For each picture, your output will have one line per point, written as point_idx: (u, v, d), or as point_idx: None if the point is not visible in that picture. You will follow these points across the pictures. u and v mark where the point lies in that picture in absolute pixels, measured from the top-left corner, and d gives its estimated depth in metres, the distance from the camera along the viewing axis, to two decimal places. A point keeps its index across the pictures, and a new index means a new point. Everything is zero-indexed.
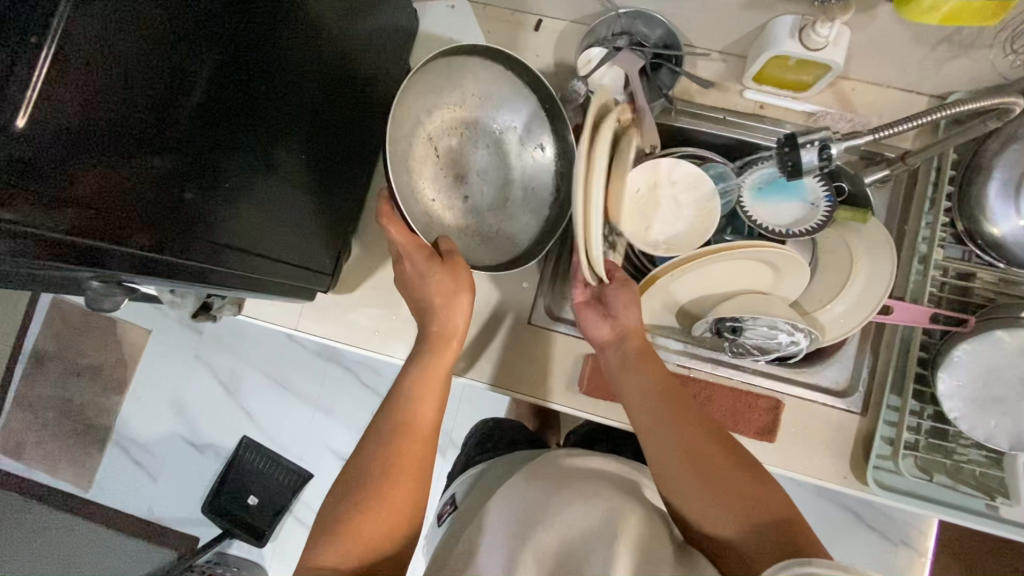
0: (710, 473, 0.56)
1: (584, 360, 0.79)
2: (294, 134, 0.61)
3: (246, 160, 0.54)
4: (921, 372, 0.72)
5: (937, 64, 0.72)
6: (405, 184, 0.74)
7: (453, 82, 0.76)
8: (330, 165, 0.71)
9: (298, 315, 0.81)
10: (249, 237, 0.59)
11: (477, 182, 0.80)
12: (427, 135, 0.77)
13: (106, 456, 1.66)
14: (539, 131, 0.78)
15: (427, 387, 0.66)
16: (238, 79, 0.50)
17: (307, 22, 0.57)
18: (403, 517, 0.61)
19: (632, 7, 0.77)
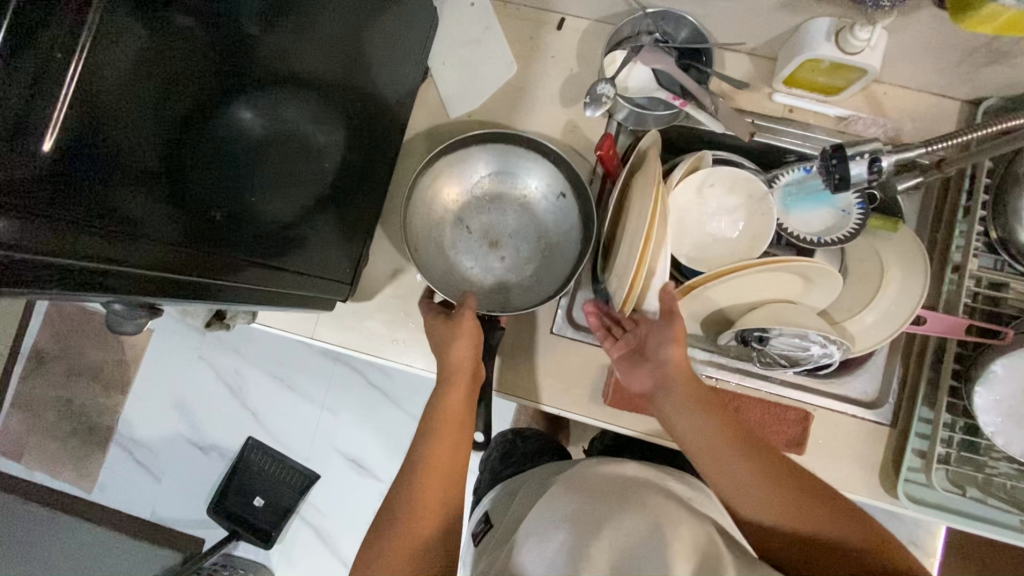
0: (785, 489, 0.56)
1: (609, 370, 0.77)
2: (310, 152, 0.61)
3: (261, 179, 0.54)
4: (955, 385, 0.71)
5: (975, 69, 0.70)
6: (438, 260, 0.79)
7: (460, 167, 0.79)
8: (349, 182, 0.71)
9: (313, 323, 0.79)
10: (265, 249, 0.58)
11: (512, 245, 0.81)
12: (456, 219, 0.80)
13: (110, 457, 1.64)
14: (551, 182, 0.79)
15: (452, 400, 0.67)
16: (252, 99, 0.49)
17: (320, 41, 0.57)
18: (431, 525, 0.61)
19: (661, 7, 0.74)
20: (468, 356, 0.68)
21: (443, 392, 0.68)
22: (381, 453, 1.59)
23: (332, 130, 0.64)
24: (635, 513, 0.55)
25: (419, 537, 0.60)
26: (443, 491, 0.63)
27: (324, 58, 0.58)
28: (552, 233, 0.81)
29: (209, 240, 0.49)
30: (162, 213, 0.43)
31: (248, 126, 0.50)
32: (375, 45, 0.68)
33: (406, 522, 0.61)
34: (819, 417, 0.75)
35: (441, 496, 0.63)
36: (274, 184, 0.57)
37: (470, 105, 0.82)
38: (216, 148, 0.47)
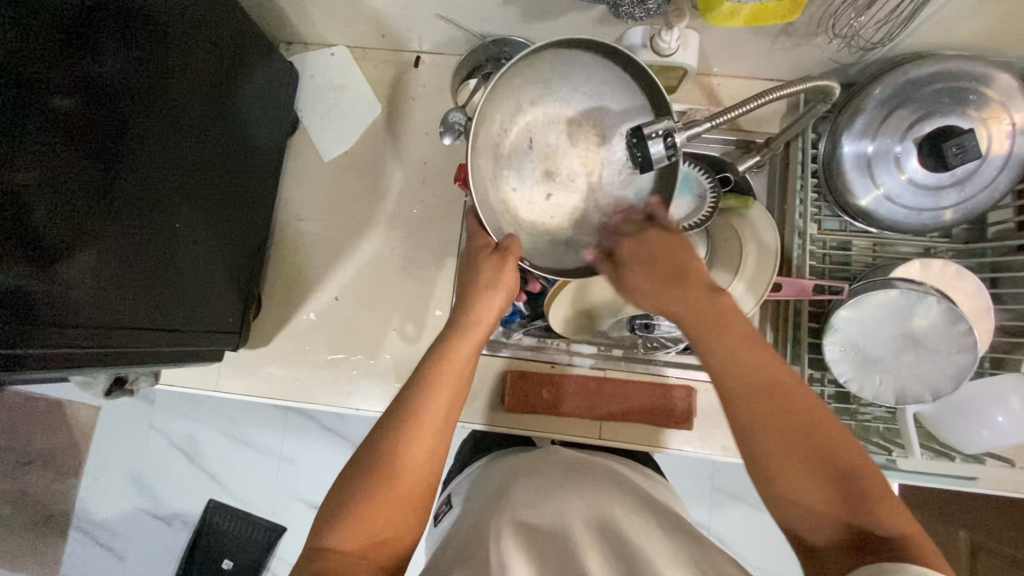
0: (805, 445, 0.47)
1: (505, 374, 0.81)
2: (173, 214, 0.64)
3: (115, 240, 0.56)
4: (814, 341, 0.76)
5: (784, 52, 0.76)
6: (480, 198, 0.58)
7: (568, 75, 0.59)
8: (223, 239, 0.74)
9: (215, 375, 0.81)
10: (135, 314, 0.60)
11: (569, 181, 0.59)
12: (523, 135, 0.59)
13: (71, 542, 1.61)
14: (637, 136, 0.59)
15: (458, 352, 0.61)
16: (89, 170, 0.53)
17: (169, 113, 0.61)
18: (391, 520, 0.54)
19: (498, 36, 0.80)
20: (493, 311, 0.63)
21: (448, 347, 0.61)
22: None
23: (193, 188, 0.67)
24: (578, 506, 0.64)
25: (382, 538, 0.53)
26: (432, 454, 0.57)
27: (175, 125, 0.62)
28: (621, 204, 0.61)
29: (55, 302, 0.50)
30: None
31: (88, 192, 0.53)
32: (235, 108, 0.73)
33: (389, 484, 0.54)
34: (702, 390, 0.80)
35: (436, 455, 0.57)
36: (134, 244, 0.59)
37: (342, 147, 0.86)
38: (49, 217, 0.49)
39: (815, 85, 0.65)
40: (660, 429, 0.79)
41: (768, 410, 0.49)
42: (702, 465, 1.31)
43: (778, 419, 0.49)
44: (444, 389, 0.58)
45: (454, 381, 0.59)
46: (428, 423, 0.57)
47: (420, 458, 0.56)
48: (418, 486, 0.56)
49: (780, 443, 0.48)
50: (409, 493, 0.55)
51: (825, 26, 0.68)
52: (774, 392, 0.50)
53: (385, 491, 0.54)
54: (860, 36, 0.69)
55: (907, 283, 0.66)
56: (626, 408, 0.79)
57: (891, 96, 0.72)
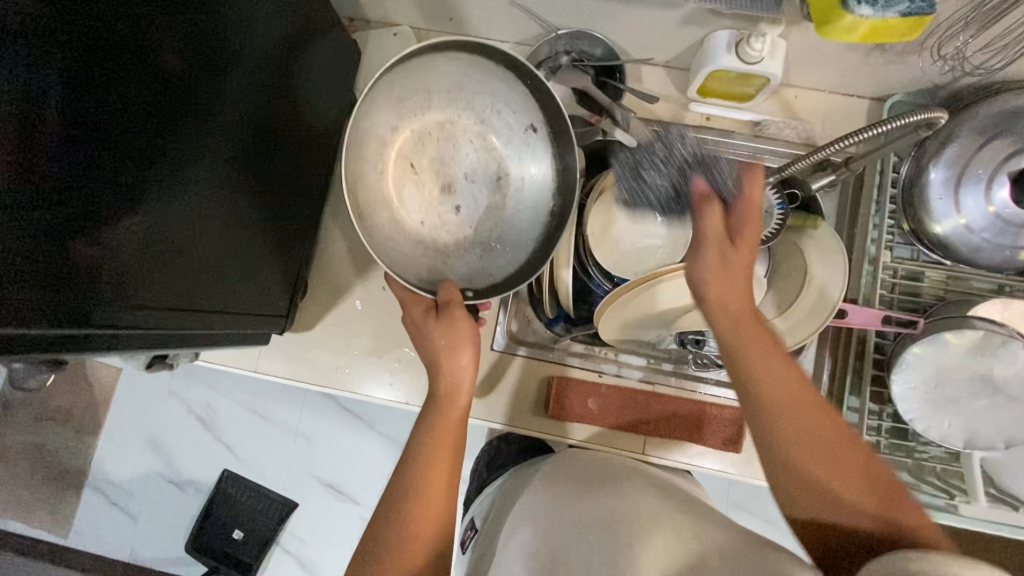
0: (827, 479, 0.50)
1: (550, 381, 0.79)
2: (225, 185, 0.61)
3: (167, 208, 0.53)
4: (876, 375, 0.74)
5: (875, 68, 0.72)
6: (382, 222, 0.71)
7: (463, 98, 0.71)
8: (273, 218, 0.71)
9: (256, 356, 0.79)
10: (187, 293, 0.58)
11: (467, 188, 0.72)
12: (409, 153, 0.72)
13: (85, 499, 1.63)
14: (512, 128, 0.71)
15: (446, 419, 0.65)
16: (145, 137, 0.49)
17: (226, 85, 0.58)
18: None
19: (572, 28, 0.76)
20: (467, 370, 0.67)
21: (433, 418, 0.65)
22: (355, 477, 1.58)
23: (244, 160, 0.63)
24: (614, 498, 0.63)
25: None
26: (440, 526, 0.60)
27: (232, 92, 0.59)
28: (517, 199, 0.73)
29: (106, 274, 0.48)
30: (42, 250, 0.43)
31: (144, 159, 0.50)
32: (292, 82, 0.70)
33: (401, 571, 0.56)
34: None
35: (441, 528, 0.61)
36: (187, 213, 0.56)
37: None
38: (105, 185, 0.47)
39: (921, 118, 0.62)
40: (707, 450, 0.77)
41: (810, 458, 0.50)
42: (720, 481, 1.28)
43: (789, 383, 0.53)
44: (442, 464, 0.62)
45: (449, 449, 0.64)
46: (430, 502, 0.60)
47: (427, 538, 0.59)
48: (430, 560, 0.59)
49: (814, 472, 0.50)
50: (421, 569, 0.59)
51: (931, 44, 0.65)
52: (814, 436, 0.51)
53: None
54: (966, 60, 0.66)
55: (987, 324, 0.63)
56: (672, 425, 0.77)
57: (986, 125, 0.69)
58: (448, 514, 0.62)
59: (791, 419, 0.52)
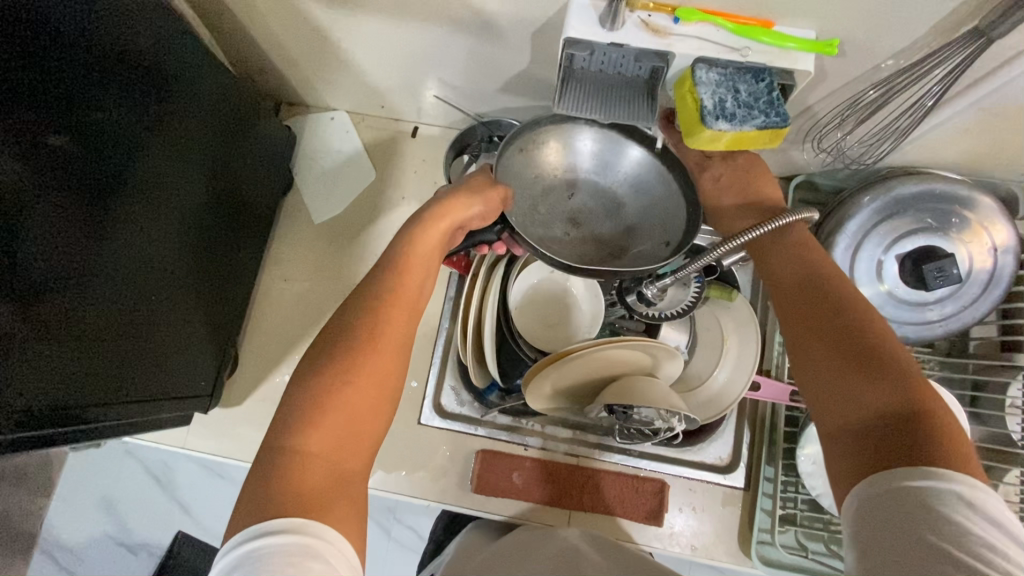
0: (847, 351, 0.50)
1: (476, 455, 0.80)
2: (141, 256, 0.61)
3: (71, 289, 0.53)
4: (790, 446, 0.78)
5: (773, 155, 0.77)
6: (513, 177, 0.66)
7: (647, 204, 0.68)
8: (195, 289, 0.71)
9: (185, 432, 0.80)
10: (122, 366, 0.61)
11: (584, 236, 0.68)
12: (566, 176, 0.68)
13: (36, 563, 1.58)
14: (657, 230, 0.67)
15: (425, 235, 0.59)
16: (51, 226, 0.50)
17: (167, 165, 0.62)
18: (364, 415, 0.49)
19: (496, 118, 0.82)
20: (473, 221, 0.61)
21: (420, 225, 0.60)
22: None
23: (182, 232, 0.67)
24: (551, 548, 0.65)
25: (338, 450, 0.47)
26: (387, 380, 0.51)
27: (150, 169, 0.60)
28: (624, 253, 0.67)
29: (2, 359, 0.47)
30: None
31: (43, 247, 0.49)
32: (232, 161, 0.74)
33: (337, 418, 0.48)
34: (675, 487, 0.79)
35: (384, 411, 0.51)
36: (113, 287, 0.58)
37: (333, 210, 0.87)
38: (5, 277, 0.46)
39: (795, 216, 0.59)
40: (630, 523, 0.77)
41: (829, 341, 0.51)
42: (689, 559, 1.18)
43: (806, 277, 0.57)
44: (398, 312, 0.54)
45: (410, 296, 0.56)
46: (382, 354, 0.52)
47: (367, 397, 0.49)
48: (365, 442, 0.49)
49: (827, 343, 0.51)
50: (355, 452, 0.48)
51: (813, 137, 0.71)
52: (841, 313, 0.53)
53: (326, 411, 0.47)
54: (846, 152, 0.72)
55: None
56: (596, 499, 0.78)
57: (881, 208, 0.73)
58: (390, 385, 0.51)
59: (803, 298, 0.56)
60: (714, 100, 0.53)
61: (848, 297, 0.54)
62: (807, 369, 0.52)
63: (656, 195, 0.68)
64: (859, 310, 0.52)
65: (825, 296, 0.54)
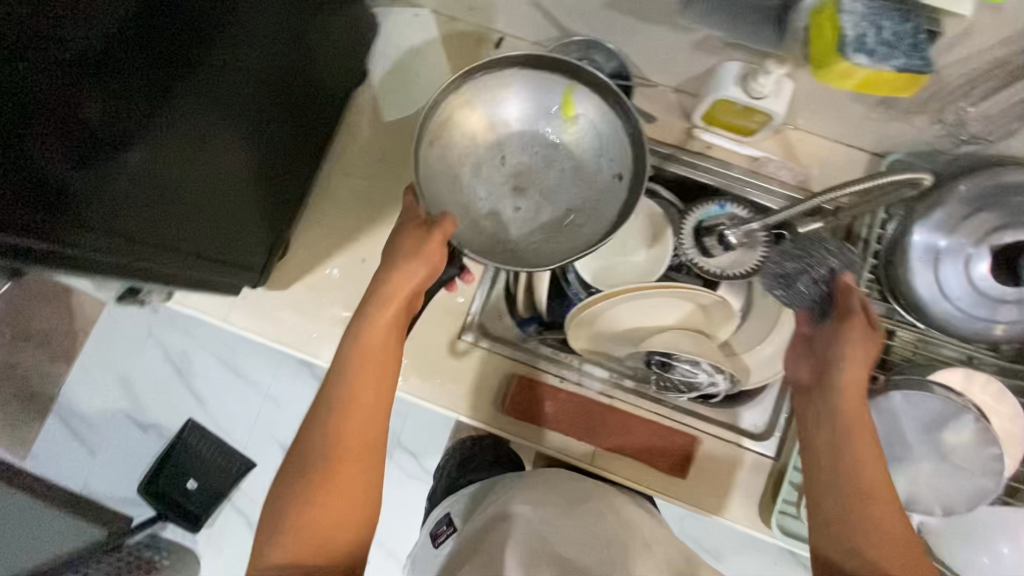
0: (868, 520, 0.57)
1: (511, 378, 0.79)
2: (218, 127, 0.61)
3: (144, 150, 0.53)
4: None
5: (878, 125, 0.73)
6: (443, 181, 0.71)
7: (597, 133, 0.71)
8: (261, 181, 0.71)
9: (228, 306, 0.80)
10: (175, 223, 0.60)
11: (536, 198, 0.73)
12: (492, 145, 0.72)
13: (49, 426, 1.63)
14: (607, 161, 0.72)
15: (378, 319, 0.64)
16: (134, 65, 0.49)
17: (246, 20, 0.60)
18: (348, 509, 0.60)
19: (591, 38, 0.77)
20: (414, 282, 0.64)
21: (371, 314, 0.64)
22: None
23: (254, 97, 0.65)
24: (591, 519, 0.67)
25: (331, 536, 0.59)
26: (360, 491, 0.61)
27: (236, 37, 0.59)
28: (585, 203, 0.73)
29: (64, 188, 0.47)
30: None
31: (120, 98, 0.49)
32: (314, 37, 0.71)
33: (314, 537, 0.58)
34: (706, 445, 0.77)
35: (365, 466, 0.62)
36: (177, 137, 0.56)
37: (404, 111, 0.84)
38: (60, 86, 0.45)
39: (903, 178, 0.59)
40: (652, 472, 0.76)
41: (849, 485, 0.59)
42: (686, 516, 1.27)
43: (846, 424, 0.61)
44: (352, 422, 0.62)
45: (378, 360, 0.64)
46: (347, 449, 0.61)
47: (343, 500, 0.60)
48: (351, 516, 0.60)
49: (852, 506, 0.58)
50: (339, 530, 0.60)
51: (933, 106, 0.66)
52: (870, 477, 0.58)
53: (301, 527, 0.59)
54: (963, 129, 0.67)
55: (945, 391, 0.65)
56: (625, 441, 0.77)
57: (980, 196, 0.69)
58: (366, 458, 0.62)
59: (835, 441, 0.62)
60: (856, 31, 0.49)
61: (874, 460, 0.60)
62: (834, 521, 0.58)
63: (589, 123, 0.71)
64: (877, 480, 0.58)
65: (861, 452, 0.60)
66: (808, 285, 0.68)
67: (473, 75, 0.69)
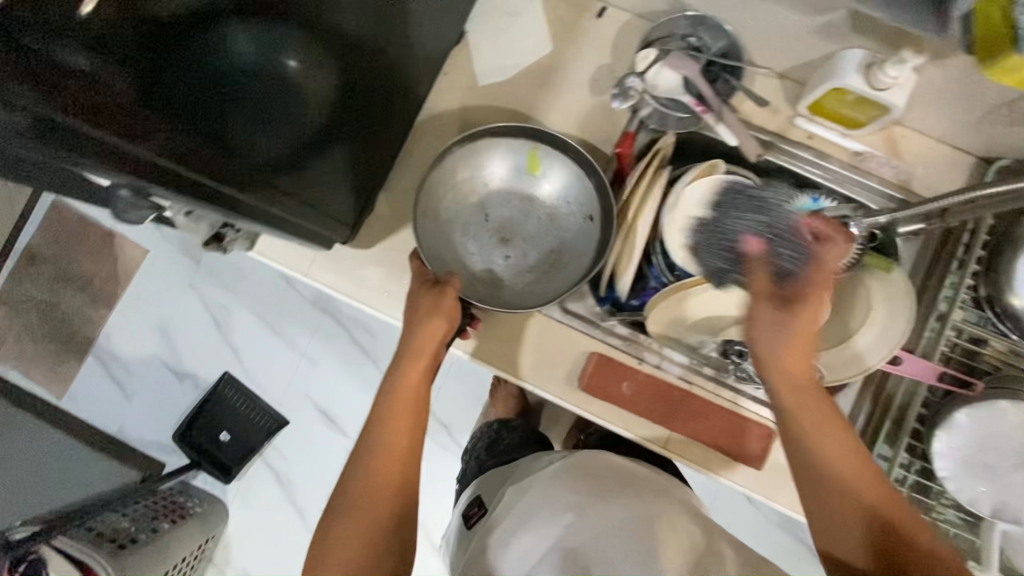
0: (815, 484, 0.55)
1: (589, 356, 0.78)
2: (324, 70, 0.62)
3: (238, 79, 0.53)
4: (918, 430, 0.73)
5: (994, 127, 0.71)
6: (440, 242, 0.80)
7: (563, 190, 0.80)
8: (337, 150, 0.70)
9: (310, 260, 0.80)
10: (280, 161, 0.62)
11: (523, 246, 0.82)
12: (477, 209, 0.81)
13: (85, 367, 1.60)
14: (579, 208, 0.80)
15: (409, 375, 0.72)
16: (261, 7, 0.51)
17: None
18: (382, 523, 0.64)
19: (703, 15, 0.75)
20: (438, 336, 0.73)
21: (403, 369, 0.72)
22: (353, 409, 1.57)
23: (361, 46, 0.64)
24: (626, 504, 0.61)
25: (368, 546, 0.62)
26: (393, 507, 0.65)
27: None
28: (566, 247, 0.81)
29: (195, 121, 0.50)
30: (104, 84, 0.42)
31: (200, 29, 0.47)
32: None
33: (351, 548, 0.62)
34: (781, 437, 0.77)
35: (402, 494, 0.66)
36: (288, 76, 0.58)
37: (498, 76, 0.82)
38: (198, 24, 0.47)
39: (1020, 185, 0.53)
40: (724, 459, 0.76)
41: (821, 439, 0.56)
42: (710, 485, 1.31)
43: (811, 385, 0.58)
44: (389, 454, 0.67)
45: (408, 408, 0.70)
46: (382, 475, 0.66)
47: (377, 516, 0.64)
48: (383, 531, 0.63)
49: (811, 475, 0.55)
50: (374, 543, 0.62)
51: None
52: (831, 431, 0.56)
53: (342, 542, 0.62)
54: None
55: None
56: (701, 428, 0.77)
57: None
58: (399, 486, 0.66)
59: (789, 401, 0.58)
60: None
61: (833, 413, 0.57)
62: (812, 476, 0.55)
63: (561, 178, 0.80)
64: (827, 434, 0.56)
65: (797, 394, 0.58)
66: (793, 258, 0.62)
67: (453, 148, 0.78)
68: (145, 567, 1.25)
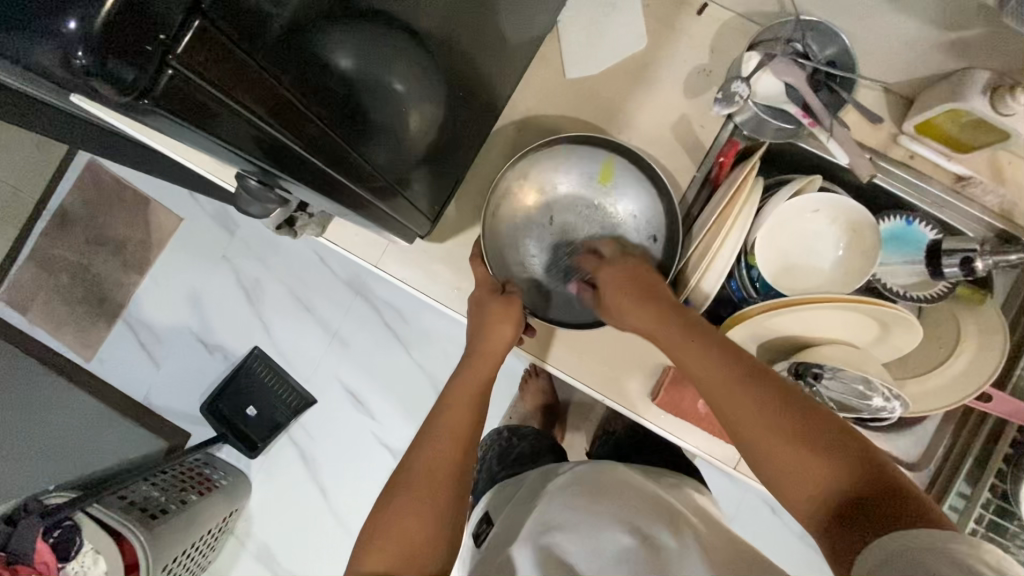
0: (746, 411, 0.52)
1: (664, 369, 0.76)
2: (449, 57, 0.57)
3: (387, 71, 0.48)
4: (1004, 469, 0.71)
5: None
6: (501, 238, 0.78)
7: (631, 207, 0.77)
8: (440, 146, 0.66)
9: (382, 251, 0.78)
10: (405, 156, 0.59)
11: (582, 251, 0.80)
12: (541, 210, 0.79)
13: (114, 332, 1.54)
14: (644, 228, 0.77)
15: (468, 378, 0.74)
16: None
17: None
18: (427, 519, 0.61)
19: (817, 21, 0.71)
20: (502, 342, 0.74)
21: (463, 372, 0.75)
22: (387, 394, 1.49)
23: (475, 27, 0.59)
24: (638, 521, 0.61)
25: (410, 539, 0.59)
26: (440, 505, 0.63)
27: None
28: None
29: (350, 119, 0.46)
30: (284, 89, 0.37)
31: (368, 22, 0.43)
32: None
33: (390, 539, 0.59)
34: None
35: (449, 488, 0.64)
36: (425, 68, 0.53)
37: (587, 70, 0.78)
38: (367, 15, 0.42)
39: None
40: None
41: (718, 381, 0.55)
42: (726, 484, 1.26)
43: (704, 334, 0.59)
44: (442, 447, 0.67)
45: (462, 408, 0.71)
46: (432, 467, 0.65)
47: (423, 509, 0.61)
48: (425, 530, 0.60)
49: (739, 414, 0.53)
50: (418, 538, 0.59)
51: None
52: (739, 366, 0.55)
53: (383, 535, 0.60)
54: None
55: None
56: None
57: None
58: (447, 480, 0.64)
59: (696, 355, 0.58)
60: None
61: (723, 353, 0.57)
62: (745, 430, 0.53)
63: (633, 195, 0.76)
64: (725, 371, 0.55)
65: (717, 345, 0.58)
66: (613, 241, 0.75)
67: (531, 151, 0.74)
68: (176, 538, 1.19)
